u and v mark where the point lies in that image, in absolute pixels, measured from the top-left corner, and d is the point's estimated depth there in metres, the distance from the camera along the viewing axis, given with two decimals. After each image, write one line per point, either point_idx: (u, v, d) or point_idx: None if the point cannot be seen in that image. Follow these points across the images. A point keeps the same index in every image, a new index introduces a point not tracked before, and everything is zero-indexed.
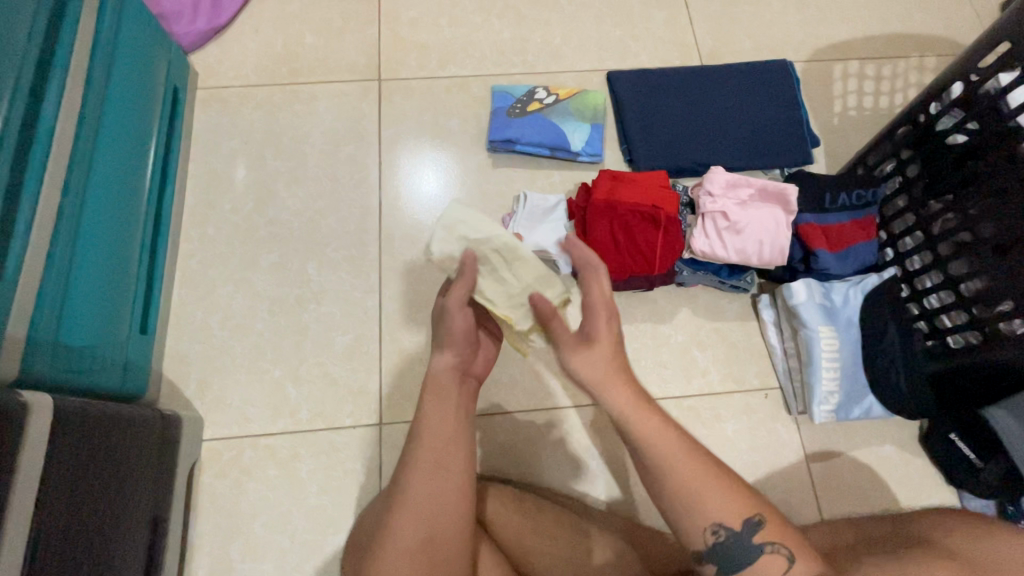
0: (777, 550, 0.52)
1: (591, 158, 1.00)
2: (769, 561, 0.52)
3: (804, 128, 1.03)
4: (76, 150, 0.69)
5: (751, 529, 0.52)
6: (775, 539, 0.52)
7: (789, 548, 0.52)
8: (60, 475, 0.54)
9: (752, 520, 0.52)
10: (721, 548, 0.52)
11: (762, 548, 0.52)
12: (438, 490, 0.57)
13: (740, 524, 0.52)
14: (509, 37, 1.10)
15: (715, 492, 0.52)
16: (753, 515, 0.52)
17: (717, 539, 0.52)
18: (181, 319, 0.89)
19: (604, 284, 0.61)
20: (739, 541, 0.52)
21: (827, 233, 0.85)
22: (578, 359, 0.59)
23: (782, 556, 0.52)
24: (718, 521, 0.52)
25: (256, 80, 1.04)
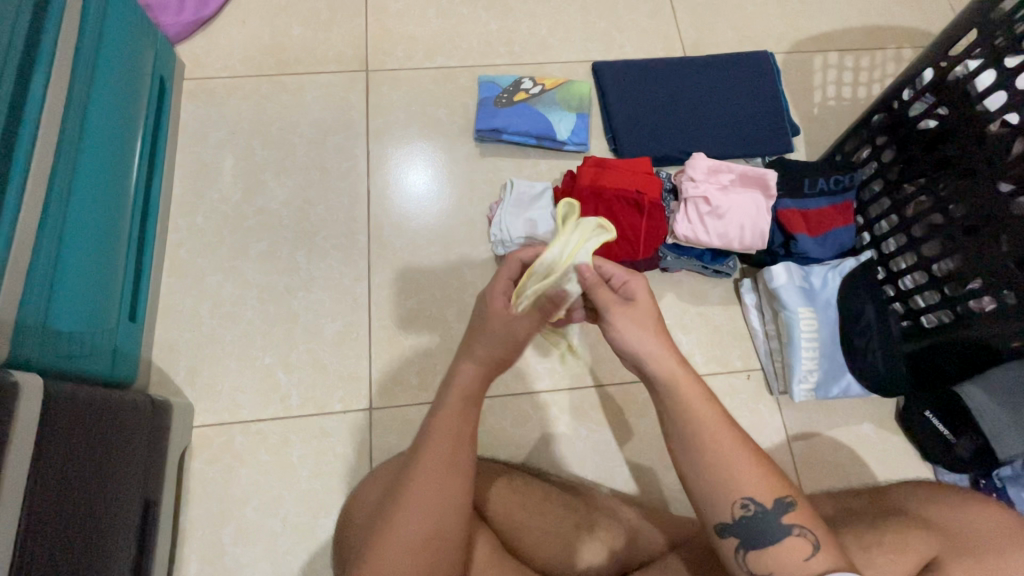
0: (806, 534, 0.53)
1: (577, 147, 1.02)
2: (797, 543, 0.53)
3: (784, 118, 1.06)
4: (63, 140, 0.70)
5: (784, 511, 0.54)
6: (804, 524, 0.54)
7: (816, 534, 0.53)
8: (50, 456, 0.55)
9: (784, 501, 0.54)
10: (748, 522, 0.54)
11: (790, 529, 0.53)
12: (441, 487, 0.57)
13: (773, 502, 0.54)
14: (496, 29, 1.11)
15: (751, 473, 0.54)
16: (787, 496, 0.54)
17: (746, 513, 0.54)
18: (171, 307, 0.89)
19: (635, 274, 0.62)
20: (769, 518, 0.53)
21: (806, 218, 0.88)
22: (621, 325, 0.58)
23: (809, 541, 0.53)
24: (749, 495, 0.54)
25: (244, 71, 1.04)
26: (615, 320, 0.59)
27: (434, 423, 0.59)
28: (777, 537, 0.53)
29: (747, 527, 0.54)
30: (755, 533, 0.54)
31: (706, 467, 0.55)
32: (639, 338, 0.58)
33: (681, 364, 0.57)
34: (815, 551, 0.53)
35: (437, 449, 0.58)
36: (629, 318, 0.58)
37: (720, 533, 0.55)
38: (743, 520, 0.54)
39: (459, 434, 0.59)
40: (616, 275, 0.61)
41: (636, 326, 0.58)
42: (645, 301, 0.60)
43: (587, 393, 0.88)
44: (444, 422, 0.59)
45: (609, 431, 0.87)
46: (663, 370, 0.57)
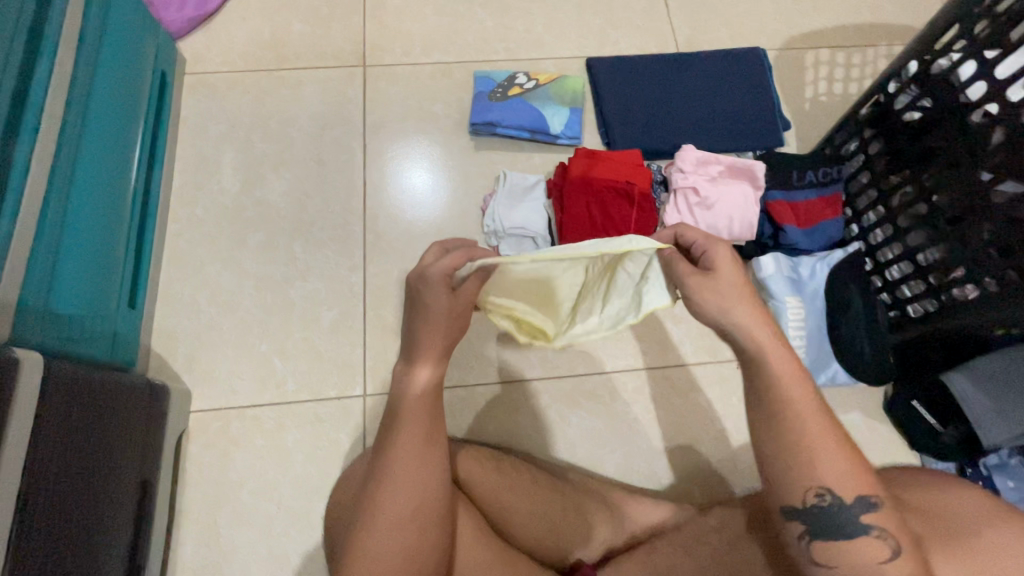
0: (885, 537, 0.50)
1: (570, 141, 1.03)
2: (873, 544, 0.50)
3: (775, 113, 1.07)
4: (65, 130, 0.71)
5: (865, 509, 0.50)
6: (885, 527, 0.50)
7: (898, 540, 0.49)
8: (49, 434, 0.57)
9: (868, 500, 0.50)
10: (821, 512, 0.50)
11: (867, 529, 0.50)
12: (420, 467, 0.57)
13: (853, 498, 0.50)
14: (492, 26, 1.13)
15: (835, 468, 0.49)
16: (872, 496, 0.50)
17: (820, 503, 0.50)
18: (170, 296, 0.91)
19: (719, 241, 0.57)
20: (841, 513, 0.50)
21: (795, 210, 0.89)
22: (705, 293, 0.54)
23: (887, 544, 0.50)
24: (827, 485, 0.49)
25: (244, 66, 1.06)
26: (695, 293, 0.54)
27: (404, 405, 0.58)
28: (850, 533, 0.50)
29: (821, 516, 0.50)
30: (828, 523, 0.50)
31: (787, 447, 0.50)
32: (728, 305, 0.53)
33: (772, 332, 0.53)
34: (892, 557, 0.49)
35: (415, 437, 0.57)
36: (718, 289, 0.54)
37: (786, 515, 0.52)
38: (816, 508, 0.50)
39: (433, 414, 0.58)
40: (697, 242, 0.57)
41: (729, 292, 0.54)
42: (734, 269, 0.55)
43: (578, 381, 0.89)
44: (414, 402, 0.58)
45: (600, 419, 0.88)
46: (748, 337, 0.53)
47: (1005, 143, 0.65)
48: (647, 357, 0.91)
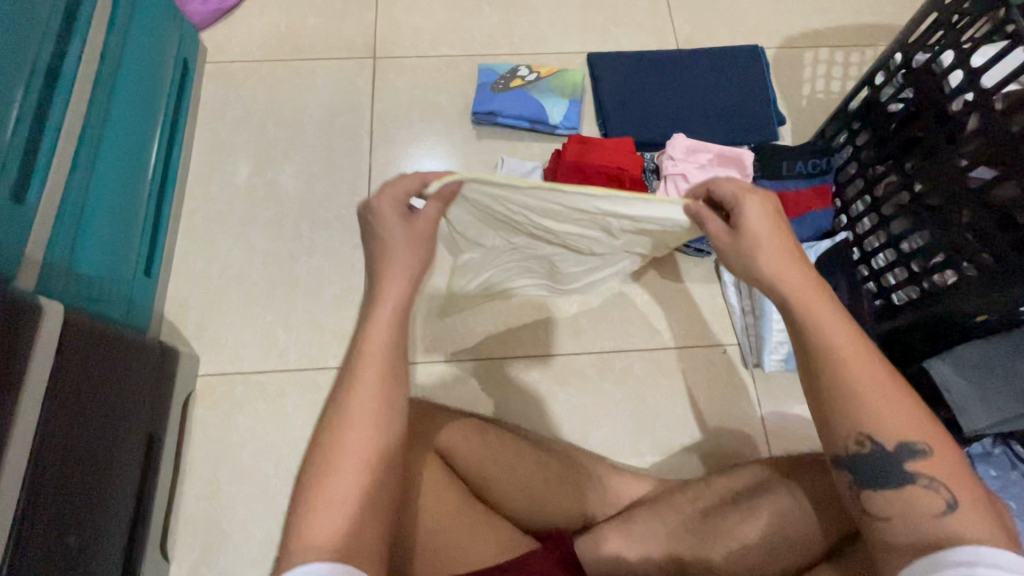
0: (936, 487, 0.47)
1: (568, 131, 1.07)
2: (923, 496, 0.48)
3: (771, 108, 1.10)
4: (92, 105, 0.77)
5: (912, 458, 0.48)
6: (937, 477, 0.47)
7: (953, 492, 0.47)
8: (67, 376, 0.62)
9: (915, 448, 0.48)
10: (863, 460, 0.50)
11: (913, 479, 0.48)
12: (385, 407, 0.51)
13: (896, 446, 0.48)
14: (497, 22, 1.17)
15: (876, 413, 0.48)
16: (921, 443, 0.48)
17: (862, 451, 0.50)
18: (183, 267, 0.96)
19: (756, 194, 0.53)
20: (887, 461, 0.49)
21: (784, 200, 0.92)
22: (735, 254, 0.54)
23: (940, 496, 0.47)
24: (867, 432, 0.49)
25: (261, 56, 1.12)
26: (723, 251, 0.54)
27: (373, 334, 0.52)
28: (898, 483, 0.48)
29: (867, 465, 0.50)
30: (875, 473, 0.49)
31: (826, 390, 0.50)
32: (753, 258, 0.52)
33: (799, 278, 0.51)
34: (948, 509, 0.46)
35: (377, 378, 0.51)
36: (755, 248, 0.52)
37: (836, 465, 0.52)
38: (858, 456, 0.50)
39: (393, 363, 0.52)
40: (729, 197, 0.53)
41: (759, 233, 0.52)
42: (773, 232, 0.52)
43: (568, 360, 0.92)
44: (384, 330, 0.52)
45: (587, 396, 0.90)
46: (776, 290, 0.52)
47: (979, 130, 0.67)
48: (636, 339, 0.94)
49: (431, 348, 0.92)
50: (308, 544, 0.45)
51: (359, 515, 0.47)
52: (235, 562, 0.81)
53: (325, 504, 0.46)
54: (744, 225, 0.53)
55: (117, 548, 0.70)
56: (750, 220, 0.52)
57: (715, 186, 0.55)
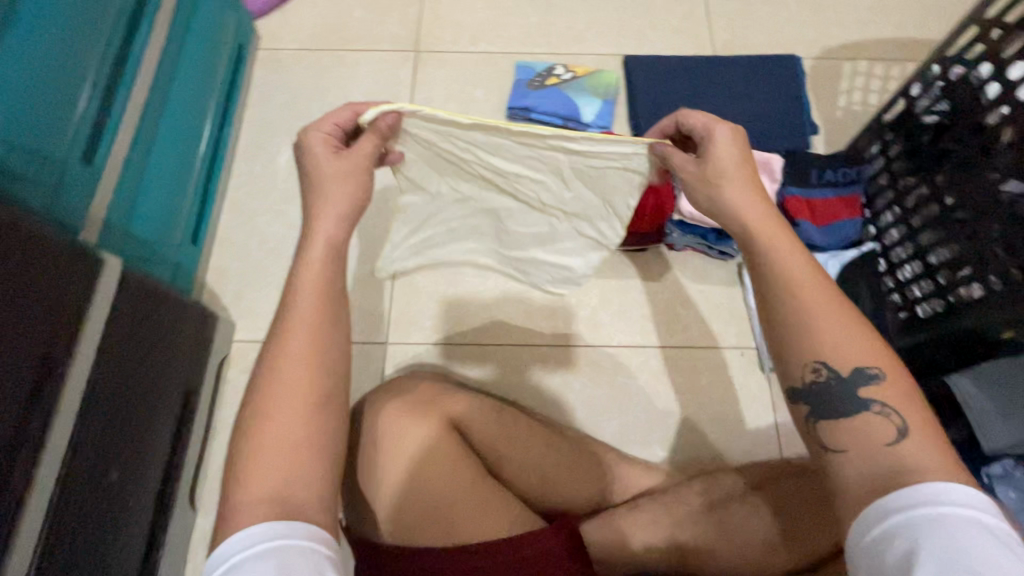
0: (888, 414, 0.45)
1: (600, 130, 1.09)
2: (878, 425, 0.45)
3: (804, 117, 1.10)
4: (156, 79, 0.83)
5: (863, 383, 0.46)
6: (888, 405, 0.46)
7: (904, 420, 0.45)
8: (120, 325, 0.67)
9: (868, 372, 0.46)
10: (819, 389, 0.48)
11: (867, 406, 0.46)
12: (318, 350, 0.50)
13: (850, 371, 0.47)
14: (536, 22, 1.21)
15: (829, 338, 0.47)
16: (873, 368, 0.47)
17: (818, 380, 0.48)
18: (226, 239, 1.02)
19: (722, 124, 0.58)
20: (839, 386, 0.47)
21: (812, 207, 0.92)
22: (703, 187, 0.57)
23: (893, 425, 0.45)
24: (821, 358, 0.48)
25: (310, 45, 1.18)
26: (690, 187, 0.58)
27: (302, 281, 0.52)
28: (849, 409, 0.46)
29: (821, 393, 0.48)
30: (829, 400, 0.47)
31: (782, 319, 0.49)
32: (718, 189, 0.56)
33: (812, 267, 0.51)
34: (899, 437, 0.44)
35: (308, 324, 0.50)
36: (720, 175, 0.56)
37: (791, 399, 0.50)
38: (814, 386, 0.48)
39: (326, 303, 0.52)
40: (699, 127, 0.58)
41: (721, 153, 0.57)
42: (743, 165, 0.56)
43: (585, 351, 0.94)
44: (315, 276, 0.53)
45: (601, 387, 0.92)
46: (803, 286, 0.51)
47: (1014, 144, 0.67)
48: (653, 336, 0.95)
49: (453, 331, 0.95)
50: (251, 494, 0.45)
51: (299, 460, 0.47)
52: None
53: (265, 452, 0.47)
54: (710, 154, 0.57)
55: (153, 490, 0.75)
56: (716, 147, 0.57)
57: (681, 118, 0.60)
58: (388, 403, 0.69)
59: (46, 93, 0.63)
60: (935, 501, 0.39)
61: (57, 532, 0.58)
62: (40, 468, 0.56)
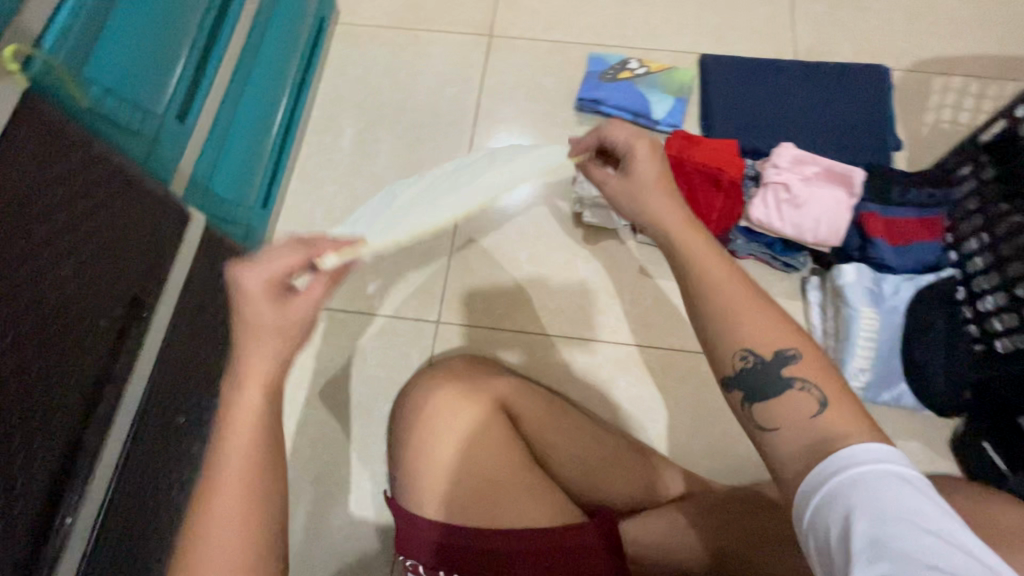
0: (810, 390, 0.44)
1: (669, 128, 1.07)
2: (800, 402, 0.44)
3: (888, 131, 1.05)
4: (247, 45, 0.86)
5: (783, 361, 0.45)
6: (807, 378, 0.44)
7: (823, 391, 0.43)
8: (196, 278, 0.70)
9: (787, 353, 0.45)
10: (749, 374, 0.46)
11: (790, 384, 0.44)
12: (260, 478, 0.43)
13: (772, 354, 0.45)
14: (613, 13, 1.19)
15: (752, 322, 0.46)
16: (790, 347, 0.45)
17: (746, 365, 0.46)
18: (293, 205, 1.05)
19: (642, 138, 0.58)
20: (761, 369, 0.45)
21: (888, 226, 0.88)
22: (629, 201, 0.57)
23: (815, 399, 0.43)
24: (747, 345, 0.46)
25: (386, 22, 1.19)
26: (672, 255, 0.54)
27: (236, 417, 0.43)
28: (774, 391, 0.44)
29: (748, 380, 0.46)
30: (756, 385, 0.45)
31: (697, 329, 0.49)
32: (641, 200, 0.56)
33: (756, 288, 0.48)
34: (822, 409, 0.43)
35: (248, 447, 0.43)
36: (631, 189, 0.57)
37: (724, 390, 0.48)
38: (744, 372, 0.46)
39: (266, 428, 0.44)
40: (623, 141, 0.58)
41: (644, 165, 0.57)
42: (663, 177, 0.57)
43: (633, 350, 0.93)
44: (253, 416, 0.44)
45: (647, 388, 0.91)
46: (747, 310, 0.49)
47: None
48: None
49: (503, 316, 0.95)
50: None
51: None
52: (300, 475, 0.88)
53: None
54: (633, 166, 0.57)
55: None
56: (638, 159, 0.57)
57: (607, 133, 0.60)
58: (443, 386, 0.71)
59: (153, 48, 0.63)
60: (855, 462, 0.39)
61: (130, 463, 0.62)
62: (123, 400, 0.60)
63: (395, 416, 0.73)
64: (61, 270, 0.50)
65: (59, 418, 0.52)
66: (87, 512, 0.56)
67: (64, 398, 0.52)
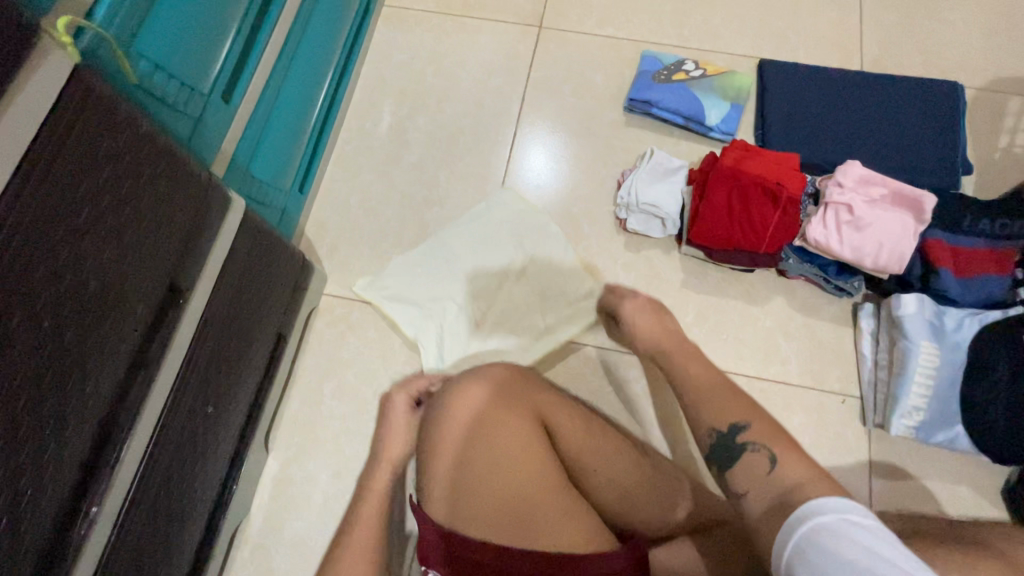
0: (760, 450, 0.48)
1: (722, 135, 1.02)
2: (755, 460, 0.48)
3: (958, 153, 0.98)
4: (295, 24, 0.83)
5: (737, 431, 0.51)
6: (760, 441, 0.49)
7: (773, 449, 0.48)
8: (233, 265, 0.68)
9: (738, 425, 0.51)
10: (715, 446, 0.52)
11: (744, 448, 0.49)
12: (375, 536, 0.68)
13: (727, 427, 0.51)
14: (670, 10, 1.13)
15: (714, 402, 0.54)
16: (741, 419, 0.51)
17: (712, 438, 0.52)
18: (330, 191, 1.03)
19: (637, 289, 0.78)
20: (723, 442, 0.51)
21: (955, 255, 0.83)
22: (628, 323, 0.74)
23: (765, 457, 0.48)
24: (711, 424, 0.53)
25: (433, 7, 1.16)
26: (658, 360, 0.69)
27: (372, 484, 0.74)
28: (733, 457, 0.50)
29: (716, 454, 0.51)
30: (721, 456, 0.51)
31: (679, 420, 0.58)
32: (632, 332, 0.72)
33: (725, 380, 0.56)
34: (774, 465, 0.47)
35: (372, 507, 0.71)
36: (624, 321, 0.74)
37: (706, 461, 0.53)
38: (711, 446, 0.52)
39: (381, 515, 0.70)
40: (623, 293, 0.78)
41: (635, 315, 0.73)
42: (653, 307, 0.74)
43: None
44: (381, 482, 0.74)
45: None
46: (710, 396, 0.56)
47: None
48: (746, 364, 0.89)
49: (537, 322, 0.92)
50: None
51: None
52: (321, 467, 0.87)
53: None
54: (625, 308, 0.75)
55: (237, 427, 0.77)
56: (628, 308, 0.75)
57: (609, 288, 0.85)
58: (478, 392, 0.69)
59: (202, 24, 0.61)
60: (801, 521, 0.41)
61: (156, 452, 0.60)
62: (154, 387, 0.58)
63: (426, 418, 0.71)
64: (102, 253, 0.48)
65: (92, 404, 0.50)
66: (112, 502, 0.55)
67: (97, 384, 0.50)
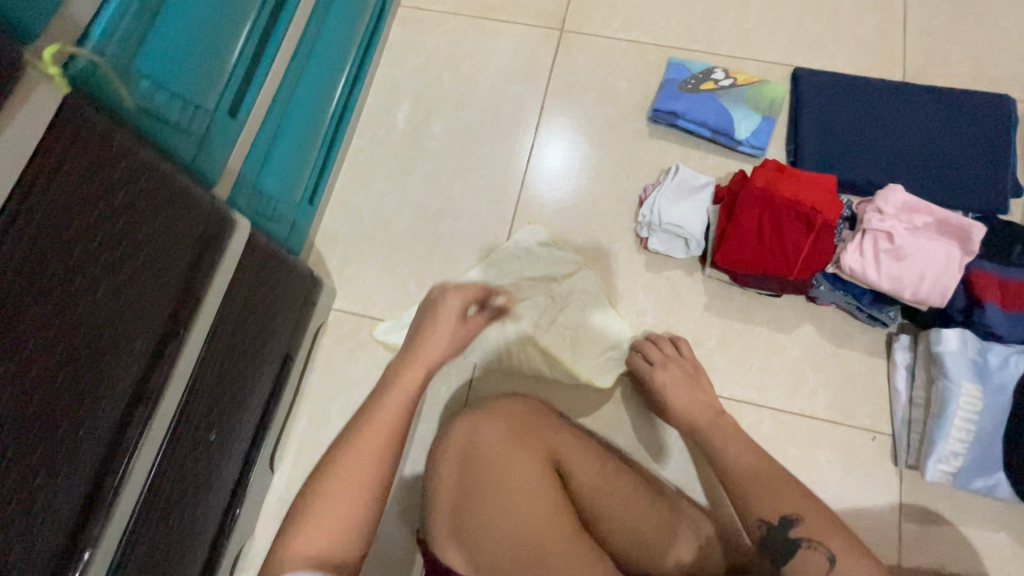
0: (815, 546, 0.53)
1: (752, 150, 0.97)
2: (813, 558, 0.53)
3: (1008, 173, 0.92)
4: (307, 31, 0.80)
5: (789, 525, 0.55)
6: (815, 538, 0.54)
7: (829, 547, 0.52)
8: (238, 288, 0.65)
9: (789, 517, 0.56)
10: (769, 538, 0.56)
11: (798, 543, 0.54)
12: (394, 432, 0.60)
13: (777, 518, 0.56)
14: (700, 13, 1.08)
15: (768, 494, 0.58)
16: (792, 512, 0.56)
17: (762, 528, 0.56)
18: (341, 201, 1.00)
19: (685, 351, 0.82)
20: (776, 535, 0.55)
21: (1003, 289, 0.77)
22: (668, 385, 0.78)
23: (821, 554, 0.53)
24: (760, 515, 0.57)
25: (451, 7, 1.11)
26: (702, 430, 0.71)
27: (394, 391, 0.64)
28: (789, 552, 0.54)
29: (771, 548, 0.55)
30: (774, 549, 0.55)
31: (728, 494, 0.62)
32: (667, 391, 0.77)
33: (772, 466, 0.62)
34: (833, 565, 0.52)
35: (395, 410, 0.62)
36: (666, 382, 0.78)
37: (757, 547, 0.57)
38: (763, 538, 0.56)
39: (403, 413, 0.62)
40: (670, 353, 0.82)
41: (669, 388, 0.77)
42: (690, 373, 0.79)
43: None
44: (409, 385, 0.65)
45: None
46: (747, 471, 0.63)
47: None
48: (772, 395, 0.85)
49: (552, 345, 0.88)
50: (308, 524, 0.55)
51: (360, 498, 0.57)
52: None
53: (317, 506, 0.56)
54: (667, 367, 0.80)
55: (241, 451, 0.75)
56: (664, 371, 0.79)
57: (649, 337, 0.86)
58: (488, 426, 0.66)
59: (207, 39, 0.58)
60: None
61: (155, 486, 0.58)
62: (153, 422, 0.56)
63: (430, 453, 0.68)
64: (96, 292, 0.45)
65: (86, 445, 0.48)
66: (107, 544, 0.53)
67: (92, 425, 0.48)
